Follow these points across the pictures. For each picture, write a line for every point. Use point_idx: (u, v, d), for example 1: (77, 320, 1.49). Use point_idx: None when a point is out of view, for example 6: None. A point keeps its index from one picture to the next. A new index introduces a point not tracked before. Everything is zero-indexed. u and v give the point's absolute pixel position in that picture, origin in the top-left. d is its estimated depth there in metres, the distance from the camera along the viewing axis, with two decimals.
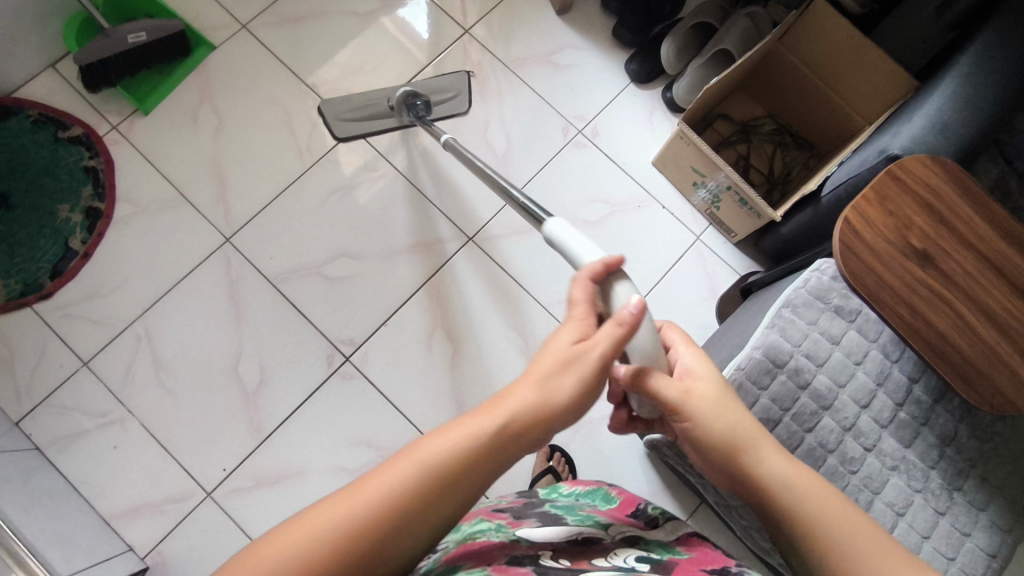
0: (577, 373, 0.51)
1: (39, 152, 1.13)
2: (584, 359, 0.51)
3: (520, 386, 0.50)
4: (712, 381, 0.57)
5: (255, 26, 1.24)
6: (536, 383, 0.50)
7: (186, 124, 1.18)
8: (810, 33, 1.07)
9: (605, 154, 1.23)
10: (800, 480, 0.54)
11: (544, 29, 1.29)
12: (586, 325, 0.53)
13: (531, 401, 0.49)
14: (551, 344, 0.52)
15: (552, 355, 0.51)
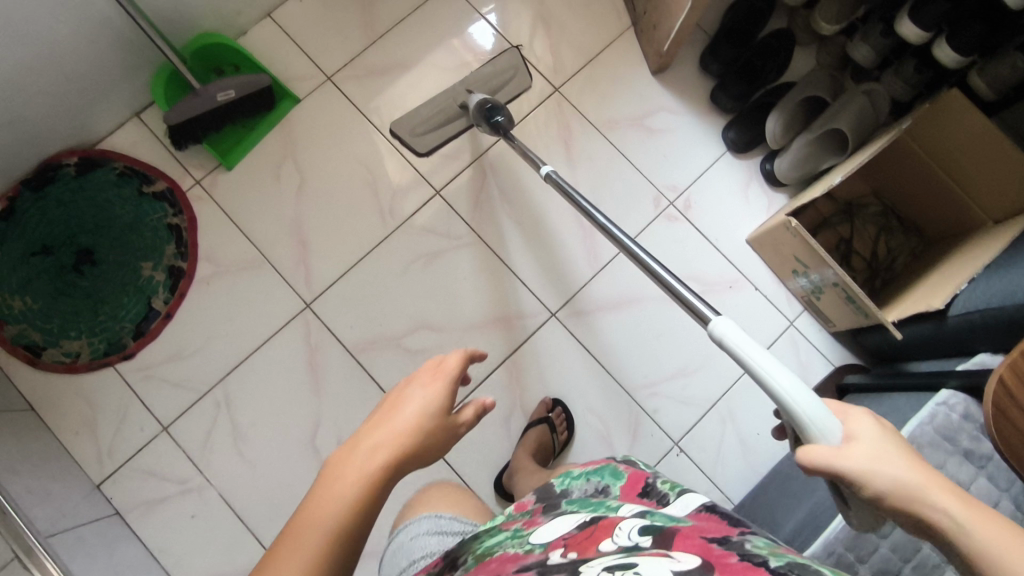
0: (428, 428, 0.53)
1: (123, 207, 1.12)
2: (434, 419, 0.54)
3: (374, 452, 0.50)
4: (878, 439, 0.47)
5: (340, 79, 1.20)
6: (398, 442, 0.51)
7: (267, 180, 1.16)
8: (938, 126, 0.99)
9: (697, 229, 1.18)
10: (1002, 535, 0.42)
11: (637, 90, 1.22)
12: (429, 380, 0.56)
13: (393, 466, 0.49)
14: (407, 403, 0.54)
15: (406, 419, 0.53)
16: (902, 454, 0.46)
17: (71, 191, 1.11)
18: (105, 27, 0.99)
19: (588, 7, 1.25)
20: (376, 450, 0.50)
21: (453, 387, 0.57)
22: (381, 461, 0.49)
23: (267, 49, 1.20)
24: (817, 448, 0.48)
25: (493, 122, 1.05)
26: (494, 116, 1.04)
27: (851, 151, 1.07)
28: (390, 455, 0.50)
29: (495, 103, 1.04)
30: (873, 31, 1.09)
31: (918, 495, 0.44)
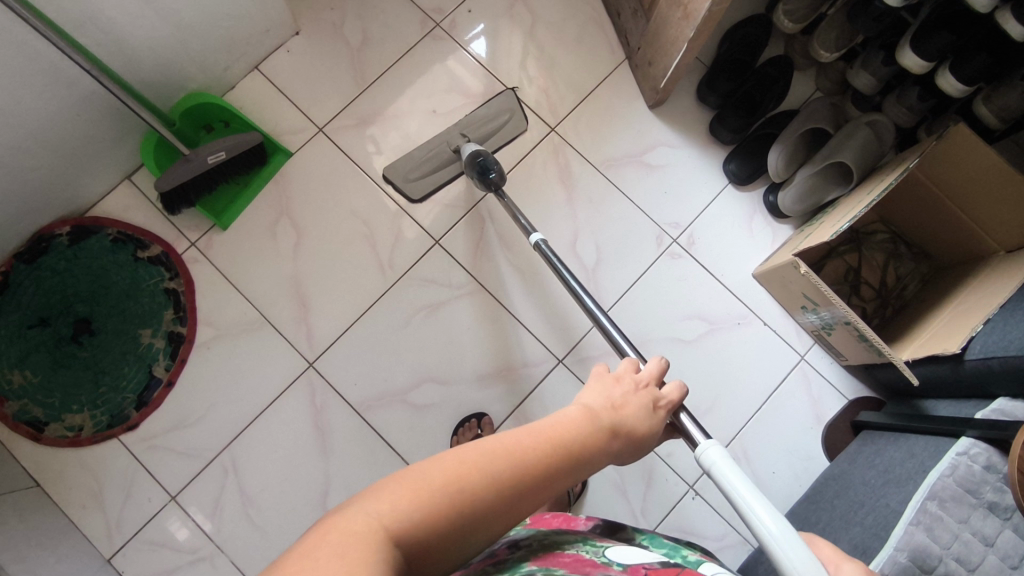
0: (635, 422, 0.62)
1: (119, 274, 1.11)
2: (639, 418, 0.63)
3: (586, 413, 0.59)
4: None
5: (332, 130, 1.18)
6: (609, 421, 0.60)
7: (264, 238, 1.14)
8: (944, 157, 0.97)
9: (701, 265, 1.15)
10: None
11: (633, 125, 1.20)
12: (643, 394, 0.65)
13: (600, 432, 0.58)
14: (620, 396, 0.64)
15: (618, 406, 0.62)
16: None
17: (64, 260, 1.10)
18: (88, 98, 0.97)
19: (580, 42, 1.23)
20: (592, 412, 0.59)
21: (658, 407, 0.65)
22: (592, 423, 0.58)
23: (258, 103, 1.18)
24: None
25: (485, 177, 1.02)
26: (487, 171, 1.01)
27: (857, 184, 1.05)
28: (599, 424, 0.59)
29: (486, 156, 1.03)
30: (873, 59, 1.08)
31: None
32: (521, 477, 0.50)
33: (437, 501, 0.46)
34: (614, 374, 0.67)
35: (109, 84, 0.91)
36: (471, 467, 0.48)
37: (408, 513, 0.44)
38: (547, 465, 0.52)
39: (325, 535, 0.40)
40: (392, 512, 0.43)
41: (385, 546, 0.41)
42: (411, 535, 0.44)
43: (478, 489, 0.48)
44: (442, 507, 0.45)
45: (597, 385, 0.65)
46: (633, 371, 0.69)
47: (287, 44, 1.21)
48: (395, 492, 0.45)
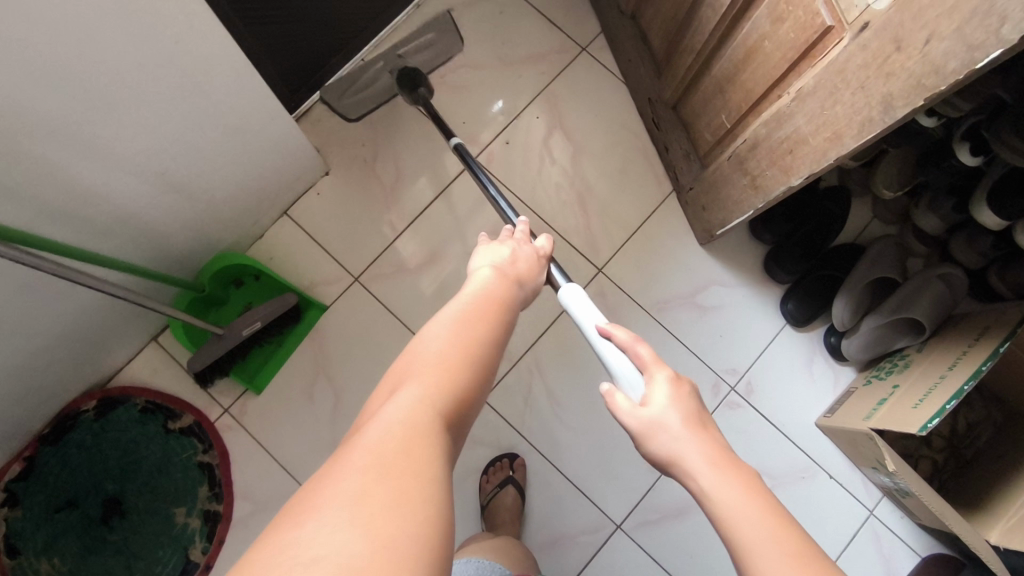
0: (529, 271, 0.68)
1: (150, 448, 1.05)
2: (529, 269, 0.69)
3: (500, 270, 0.65)
4: (671, 405, 0.53)
5: (368, 279, 1.12)
6: (512, 276, 0.65)
7: (301, 401, 1.08)
8: None
9: (762, 415, 1.10)
10: (739, 496, 0.46)
11: (684, 263, 1.14)
12: (528, 252, 0.71)
13: (515, 285, 0.64)
14: (513, 253, 0.69)
15: (518, 262, 0.68)
16: (686, 421, 0.52)
17: (91, 435, 1.03)
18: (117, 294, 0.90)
19: (624, 174, 1.18)
20: (502, 269, 0.65)
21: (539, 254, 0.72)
22: (506, 277, 0.64)
23: (289, 252, 1.12)
24: (616, 395, 0.55)
25: (413, 91, 1.02)
26: (415, 85, 1.02)
27: (930, 340, 0.99)
28: (509, 275, 0.65)
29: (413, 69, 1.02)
30: (942, 203, 1.02)
31: (683, 462, 0.50)
32: (485, 330, 0.55)
33: (449, 375, 0.49)
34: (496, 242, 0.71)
35: (122, 292, 0.80)
36: (456, 344, 0.52)
37: (433, 391, 0.46)
38: (496, 314, 0.58)
39: (382, 439, 0.40)
40: (423, 393, 0.46)
41: (437, 423, 0.44)
42: (449, 402, 0.47)
43: (466, 357, 0.51)
44: (453, 378, 0.49)
45: (489, 249, 0.69)
46: (511, 234, 0.74)
47: (317, 185, 1.14)
48: (414, 382, 0.47)
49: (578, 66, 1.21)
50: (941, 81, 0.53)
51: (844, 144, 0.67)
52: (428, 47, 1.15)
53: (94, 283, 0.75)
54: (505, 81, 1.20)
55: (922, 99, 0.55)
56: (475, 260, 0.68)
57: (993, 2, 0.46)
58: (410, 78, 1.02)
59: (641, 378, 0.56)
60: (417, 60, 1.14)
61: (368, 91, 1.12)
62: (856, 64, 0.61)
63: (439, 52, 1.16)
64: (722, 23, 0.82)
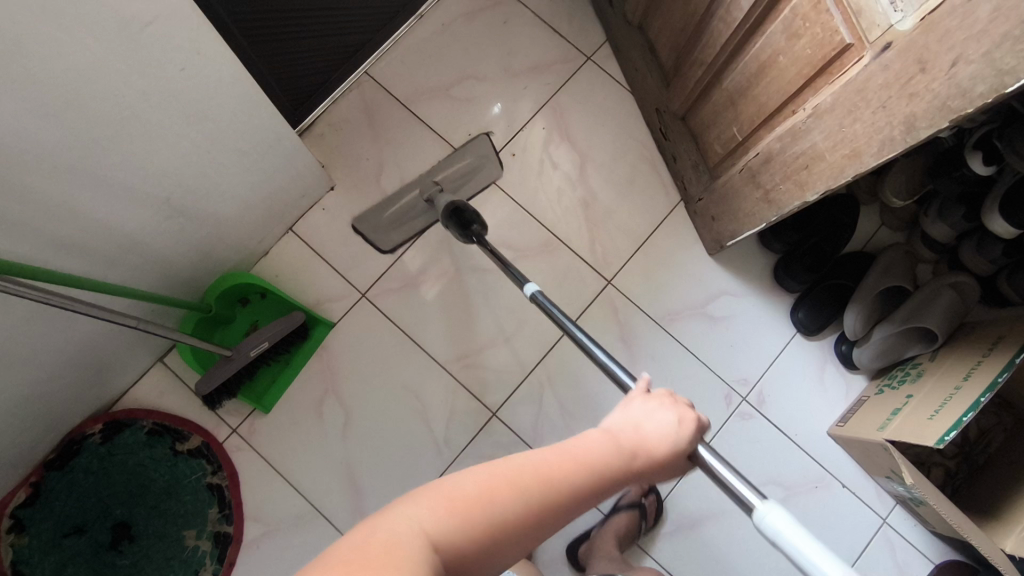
0: (667, 443, 0.56)
1: (158, 470, 1.04)
2: (667, 442, 0.56)
3: (610, 435, 0.55)
4: None
5: (375, 295, 1.11)
6: (633, 442, 0.55)
7: (309, 420, 1.06)
8: None
9: (774, 425, 1.09)
10: None
11: (693, 274, 1.14)
12: (681, 416, 0.59)
13: (625, 457, 0.54)
14: (650, 411, 0.58)
15: (647, 430, 0.57)
16: None
17: (98, 459, 1.02)
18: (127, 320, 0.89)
19: (632, 184, 1.17)
20: (620, 439, 0.55)
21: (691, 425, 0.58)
22: (616, 444, 0.54)
23: (295, 269, 1.11)
24: None
25: (466, 229, 0.97)
26: (469, 223, 0.97)
27: (942, 349, 0.99)
28: (621, 445, 0.55)
29: (463, 207, 0.98)
30: (952, 212, 1.01)
31: None
32: (545, 495, 0.47)
33: (467, 516, 0.44)
34: (641, 395, 0.61)
35: (123, 321, 0.77)
36: (492, 485, 0.46)
37: (439, 522, 0.43)
38: (574, 480, 0.49)
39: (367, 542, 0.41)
40: (428, 520, 0.43)
41: (425, 557, 0.41)
42: (449, 545, 0.43)
43: (496, 510, 0.45)
44: (469, 522, 0.44)
45: (630, 406, 0.59)
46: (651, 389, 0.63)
47: (322, 201, 1.13)
48: (428, 500, 0.45)
49: (583, 75, 1.20)
50: (968, 104, 0.52)
51: (863, 162, 0.66)
52: (460, 176, 1.14)
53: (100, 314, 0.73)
54: (511, 93, 1.19)
55: (947, 121, 0.54)
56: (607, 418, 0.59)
57: None
58: (459, 217, 0.98)
59: None
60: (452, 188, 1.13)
61: (405, 220, 1.12)
62: (878, 83, 0.60)
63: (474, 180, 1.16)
64: (735, 37, 0.81)
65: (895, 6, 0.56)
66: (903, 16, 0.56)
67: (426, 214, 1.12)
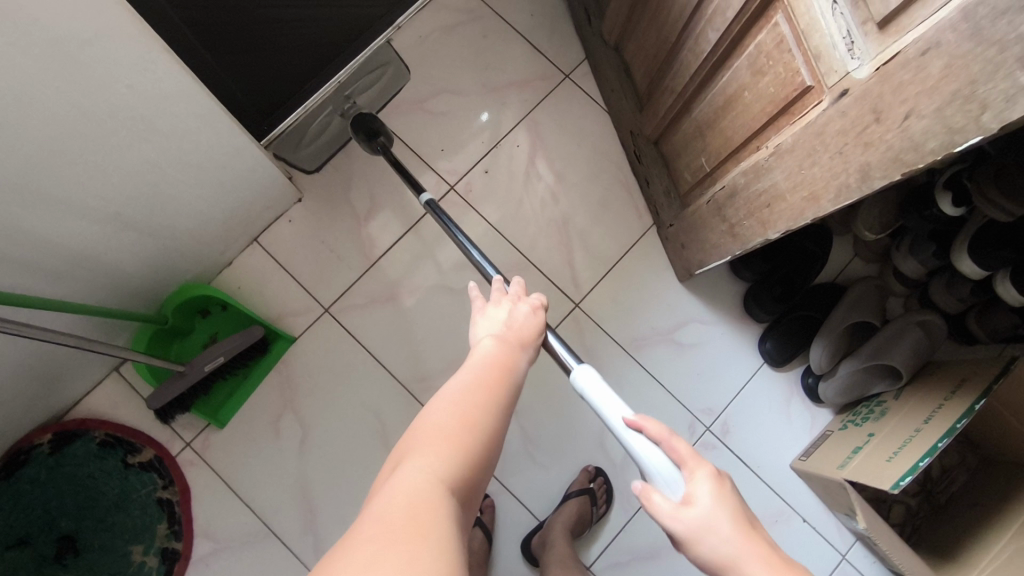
0: (534, 332, 0.63)
1: (107, 483, 1.01)
2: (533, 330, 0.63)
3: (496, 339, 0.60)
4: (716, 504, 0.49)
5: (339, 310, 1.09)
6: (511, 339, 0.61)
7: (265, 437, 1.04)
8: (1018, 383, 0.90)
9: (737, 455, 1.08)
10: None
11: (662, 299, 1.13)
12: (532, 306, 0.66)
13: (520, 349, 0.60)
14: (511, 309, 0.64)
15: (517, 320, 0.63)
16: (734, 524, 0.49)
17: (45, 469, 1.00)
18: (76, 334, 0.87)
19: (605, 206, 1.16)
20: (503, 336, 0.60)
21: (541, 309, 0.66)
22: (507, 344, 0.60)
23: (257, 281, 1.09)
24: (655, 497, 0.50)
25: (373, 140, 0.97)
26: (375, 133, 0.97)
27: (906, 386, 0.98)
28: (512, 340, 0.60)
29: (373, 117, 0.99)
30: (923, 249, 1.00)
31: (732, 561, 0.48)
32: (496, 408, 0.53)
33: (458, 449, 0.48)
34: (491, 302, 0.66)
35: (71, 340, 0.74)
36: (462, 418, 0.51)
37: (437, 469, 0.46)
38: (501, 387, 0.55)
39: (390, 511, 0.43)
40: (429, 466, 0.46)
41: (439, 496, 0.44)
42: (458, 476, 0.47)
43: (473, 437, 0.50)
44: (457, 457, 0.48)
45: (487, 312, 0.64)
46: (503, 291, 0.68)
47: (288, 212, 1.11)
48: (421, 455, 0.47)
49: (560, 93, 1.19)
50: (920, 159, 0.51)
51: (821, 206, 0.65)
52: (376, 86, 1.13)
53: (50, 337, 0.70)
54: (486, 109, 1.17)
55: (900, 174, 0.53)
56: (474, 329, 0.64)
57: (974, 88, 0.44)
58: (365, 124, 0.98)
59: (680, 475, 0.51)
60: (366, 99, 1.12)
61: (324, 141, 1.10)
62: (836, 129, 0.59)
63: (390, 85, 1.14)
64: (704, 67, 0.80)
65: (852, 53, 0.55)
66: (860, 64, 0.55)
67: (341, 129, 1.11)
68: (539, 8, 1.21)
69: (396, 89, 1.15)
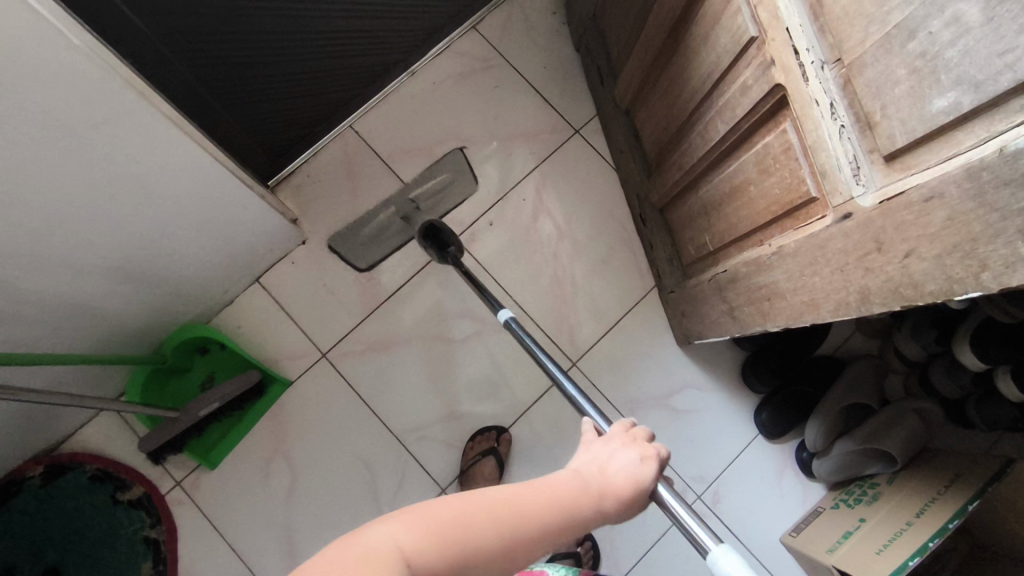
0: (626, 486, 0.53)
1: (95, 518, 1.02)
2: (630, 484, 0.53)
3: (579, 478, 0.52)
4: None
5: (336, 356, 1.09)
6: (593, 484, 0.52)
7: (255, 480, 1.05)
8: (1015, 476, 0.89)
9: (727, 527, 1.07)
10: None
11: (661, 364, 1.12)
12: (643, 453, 0.55)
13: (595, 502, 0.51)
14: (616, 457, 0.55)
15: (615, 468, 0.54)
16: None
17: (35, 501, 1.00)
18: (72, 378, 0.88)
19: (607, 264, 1.15)
20: (587, 478, 0.52)
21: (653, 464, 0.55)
22: (585, 490, 0.51)
23: (257, 323, 1.09)
24: None
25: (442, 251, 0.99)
26: (444, 244, 0.99)
27: (900, 472, 0.97)
28: (590, 487, 0.52)
29: (445, 228, 1.00)
30: (925, 332, 0.99)
31: None
32: (522, 530, 0.46)
33: (449, 540, 0.43)
34: (603, 437, 0.58)
35: (51, 399, 0.72)
36: (477, 510, 0.46)
37: (421, 549, 0.42)
38: (536, 520, 0.47)
39: (344, 559, 0.40)
40: (406, 537, 0.42)
41: (397, 571, 0.40)
42: (422, 568, 0.42)
43: (476, 537, 0.44)
44: (446, 546, 0.43)
45: (592, 447, 0.57)
46: (620, 425, 0.60)
47: (292, 254, 1.11)
48: (409, 517, 0.44)
49: (569, 148, 1.19)
50: (919, 296, 0.50)
51: (820, 314, 0.64)
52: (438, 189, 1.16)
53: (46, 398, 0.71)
54: (496, 161, 1.18)
55: (900, 305, 0.53)
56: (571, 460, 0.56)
57: (976, 247, 0.44)
58: (437, 237, 0.99)
59: None
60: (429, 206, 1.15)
61: (381, 240, 1.13)
62: (838, 247, 0.59)
63: (455, 193, 1.16)
64: (712, 153, 0.80)
65: (857, 178, 0.55)
66: (864, 191, 0.54)
67: (402, 232, 1.13)
68: (552, 62, 1.22)
69: (460, 196, 1.16)
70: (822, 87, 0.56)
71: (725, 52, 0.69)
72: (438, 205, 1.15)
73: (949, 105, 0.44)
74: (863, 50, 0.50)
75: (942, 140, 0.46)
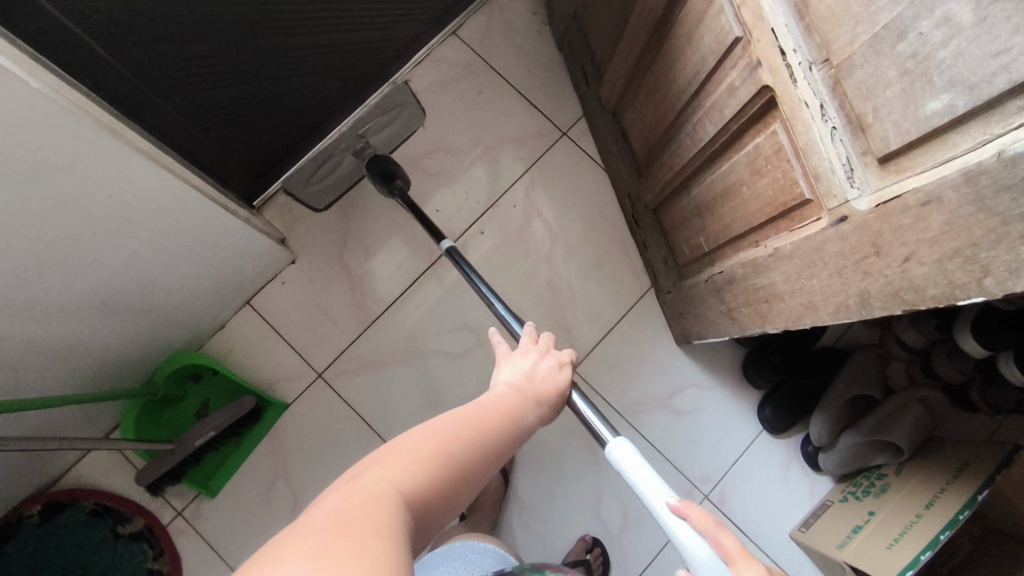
0: (549, 387, 0.63)
1: (98, 553, 1.00)
2: (553, 384, 0.64)
3: (515, 389, 0.60)
4: None
5: (332, 374, 1.08)
6: (526, 394, 0.60)
7: (256, 505, 1.03)
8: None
9: (737, 526, 1.06)
10: None
11: (661, 364, 1.11)
12: (555, 362, 0.66)
13: (533, 403, 0.60)
14: (536, 370, 0.64)
15: (539, 376, 0.63)
16: None
17: (35, 539, 0.99)
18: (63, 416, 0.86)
19: (601, 266, 1.14)
20: (519, 386, 0.61)
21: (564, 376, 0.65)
22: (521, 394, 0.60)
23: (251, 345, 1.08)
24: None
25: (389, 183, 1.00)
26: (392, 176, 0.99)
27: (909, 463, 0.96)
28: (525, 392, 0.60)
29: (387, 159, 1.00)
30: (925, 321, 0.98)
31: None
32: (486, 441, 0.51)
33: (429, 467, 0.46)
34: (518, 352, 0.68)
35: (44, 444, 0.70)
36: (446, 437, 0.49)
37: (408, 484, 0.44)
38: (493, 429, 0.53)
39: (340, 511, 0.40)
40: (396, 478, 0.43)
41: (396, 509, 0.41)
42: (416, 502, 0.43)
43: (452, 461, 0.48)
44: (430, 475, 0.45)
45: (513, 362, 0.66)
46: (531, 342, 0.70)
47: (282, 274, 1.10)
48: (389, 461, 0.45)
49: (557, 150, 1.17)
50: (921, 301, 0.49)
51: (820, 317, 0.63)
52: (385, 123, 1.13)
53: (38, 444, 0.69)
54: (484, 167, 1.16)
55: (901, 310, 0.52)
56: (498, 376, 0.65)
57: (978, 252, 0.43)
58: (382, 168, 1.00)
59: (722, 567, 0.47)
60: (379, 137, 1.11)
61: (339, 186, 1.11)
62: (835, 251, 0.57)
63: (403, 123, 1.14)
64: (702, 154, 0.79)
65: (852, 181, 0.53)
66: (859, 194, 0.53)
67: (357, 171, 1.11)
68: (536, 63, 1.20)
69: (408, 129, 1.15)
70: (811, 89, 0.54)
71: (710, 52, 0.68)
72: (388, 140, 1.13)
73: (943, 108, 0.43)
74: (851, 51, 0.49)
75: (938, 143, 0.45)
